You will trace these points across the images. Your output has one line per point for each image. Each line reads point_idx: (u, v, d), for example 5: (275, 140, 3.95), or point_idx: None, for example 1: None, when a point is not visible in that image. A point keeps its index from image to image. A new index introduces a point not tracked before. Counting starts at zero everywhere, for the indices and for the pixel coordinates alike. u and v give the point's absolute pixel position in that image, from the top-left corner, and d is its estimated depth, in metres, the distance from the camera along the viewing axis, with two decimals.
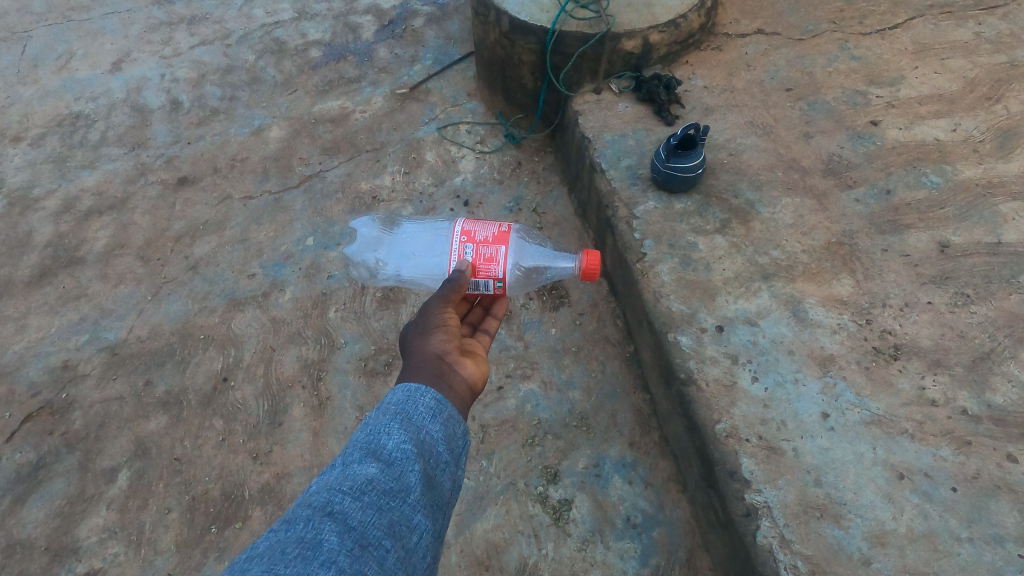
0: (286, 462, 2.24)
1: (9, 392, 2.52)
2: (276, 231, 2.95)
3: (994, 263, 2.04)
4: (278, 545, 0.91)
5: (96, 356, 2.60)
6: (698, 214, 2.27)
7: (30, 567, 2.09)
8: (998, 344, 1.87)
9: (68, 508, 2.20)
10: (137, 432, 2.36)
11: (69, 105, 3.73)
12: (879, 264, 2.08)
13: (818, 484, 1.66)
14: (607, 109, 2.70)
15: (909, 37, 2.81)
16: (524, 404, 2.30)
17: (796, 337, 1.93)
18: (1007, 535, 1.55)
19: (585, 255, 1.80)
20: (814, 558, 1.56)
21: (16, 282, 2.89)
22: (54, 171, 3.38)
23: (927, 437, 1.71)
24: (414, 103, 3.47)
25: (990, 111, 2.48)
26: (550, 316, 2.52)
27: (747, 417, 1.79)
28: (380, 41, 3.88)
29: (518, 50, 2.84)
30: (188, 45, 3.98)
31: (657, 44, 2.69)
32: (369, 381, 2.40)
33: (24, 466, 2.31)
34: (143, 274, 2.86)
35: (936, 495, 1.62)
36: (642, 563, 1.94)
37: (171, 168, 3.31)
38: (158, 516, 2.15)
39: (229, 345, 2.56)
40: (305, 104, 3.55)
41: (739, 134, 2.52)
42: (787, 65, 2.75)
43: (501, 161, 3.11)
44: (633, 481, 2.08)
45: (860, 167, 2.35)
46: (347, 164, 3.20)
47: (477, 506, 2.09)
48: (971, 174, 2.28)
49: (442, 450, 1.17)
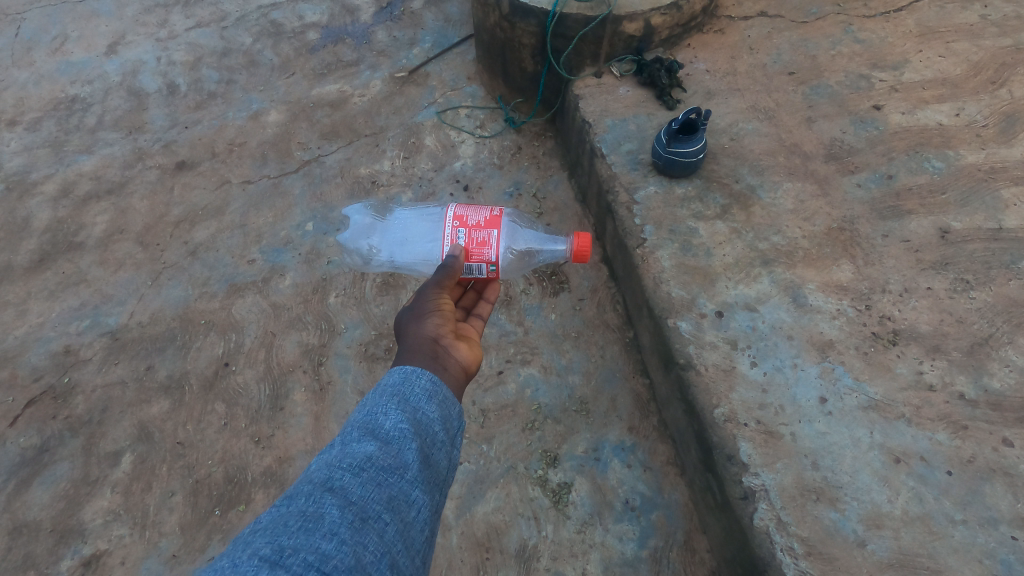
0: (288, 445, 2.26)
1: (11, 376, 2.53)
2: (276, 216, 2.94)
3: (994, 248, 2.04)
4: (280, 518, 0.92)
5: (97, 342, 2.60)
6: (699, 200, 2.26)
7: (36, 548, 2.11)
8: (997, 330, 1.88)
9: (73, 491, 2.22)
10: (140, 416, 2.38)
11: (65, 89, 3.69)
12: (879, 251, 2.08)
13: (816, 468, 1.68)
14: (609, 93, 2.68)
15: (913, 20, 2.78)
16: (523, 389, 2.31)
17: (795, 323, 1.93)
18: (1001, 517, 1.57)
19: (576, 237, 1.79)
20: (810, 540, 1.58)
21: (15, 267, 2.89)
22: (50, 156, 3.35)
23: (924, 421, 1.73)
24: (414, 86, 3.44)
25: (994, 96, 2.46)
26: (550, 301, 2.53)
27: (746, 402, 1.80)
28: (378, 24, 3.83)
29: (518, 32, 2.81)
30: (183, 28, 3.93)
31: (659, 26, 2.67)
32: (369, 366, 2.41)
33: (28, 450, 2.33)
34: (143, 260, 2.86)
35: (932, 478, 1.64)
36: (641, 544, 1.96)
37: (169, 152, 3.29)
38: (162, 499, 2.18)
39: (229, 330, 2.57)
40: (303, 88, 3.52)
41: (740, 119, 2.51)
42: (790, 48, 2.73)
43: (501, 145, 3.09)
44: (633, 464, 2.11)
45: (862, 152, 2.34)
46: (346, 149, 3.18)
47: (478, 489, 2.11)
48: (973, 159, 2.27)
49: (439, 430, 1.18)
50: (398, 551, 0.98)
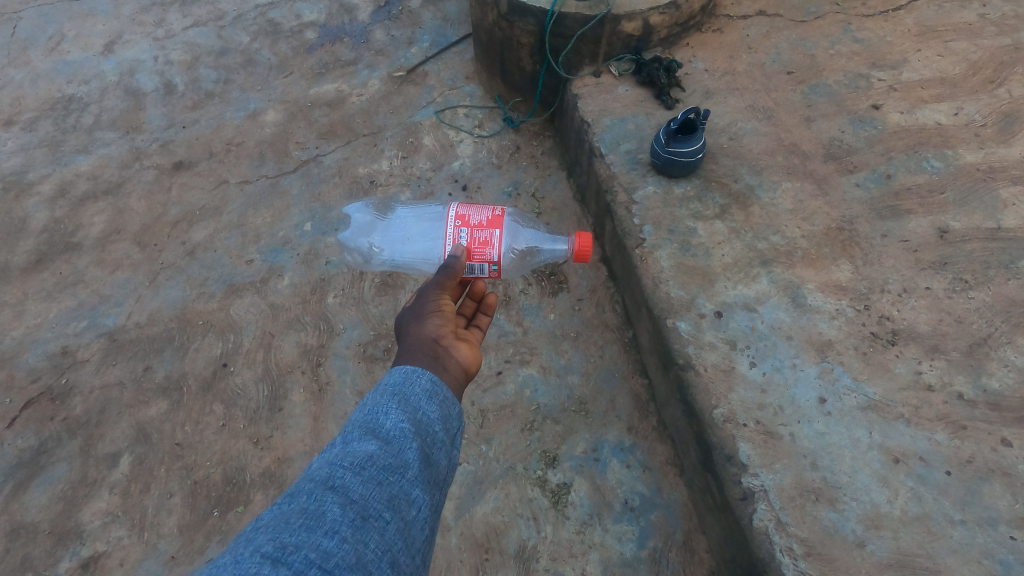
0: (287, 446, 2.25)
1: (8, 377, 2.52)
2: (274, 216, 2.93)
3: (993, 248, 2.04)
4: (282, 515, 0.92)
5: (95, 343, 2.60)
6: (698, 199, 2.26)
7: (34, 550, 2.10)
8: (995, 329, 1.88)
9: (71, 492, 2.21)
10: (138, 418, 2.37)
11: (62, 88, 3.67)
12: (878, 250, 2.08)
13: (815, 468, 1.68)
14: (607, 92, 2.68)
15: (912, 19, 2.78)
16: (522, 389, 2.31)
17: (794, 323, 1.93)
18: (1000, 517, 1.57)
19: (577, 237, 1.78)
20: (809, 540, 1.58)
21: (12, 268, 2.88)
22: (47, 156, 3.34)
23: (923, 421, 1.73)
24: (412, 85, 3.43)
25: (993, 95, 2.46)
26: (549, 301, 2.53)
27: (745, 402, 1.80)
28: (376, 23, 3.82)
29: (517, 32, 2.80)
30: (180, 27, 3.91)
31: (658, 26, 2.67)
32: (368, 367, 2.41)
33: (26, 451, 2.32)
34: (140, 260, 2.85)
35: (931, 478, 1.64)
36: (640, 545, 1.96)
37: (166, 152, 3.28)
38: (160, 500, 2.17)
39: (228, 331, 2.57)
40: (301, 87, 3.51)
41: (740, 118, 2.50)
42: (789, 47, 2.72)
43: (500, 145, 3.09)
44: (632, 464, 2.11)
45: (861, 152, 2.34)
46: (344, 149, 3.17)
47: (477, 490, 2.11)
48: (972, 158, 2.27)
49: (439, 429, 1.18)
50: (399, 550, 0.97)
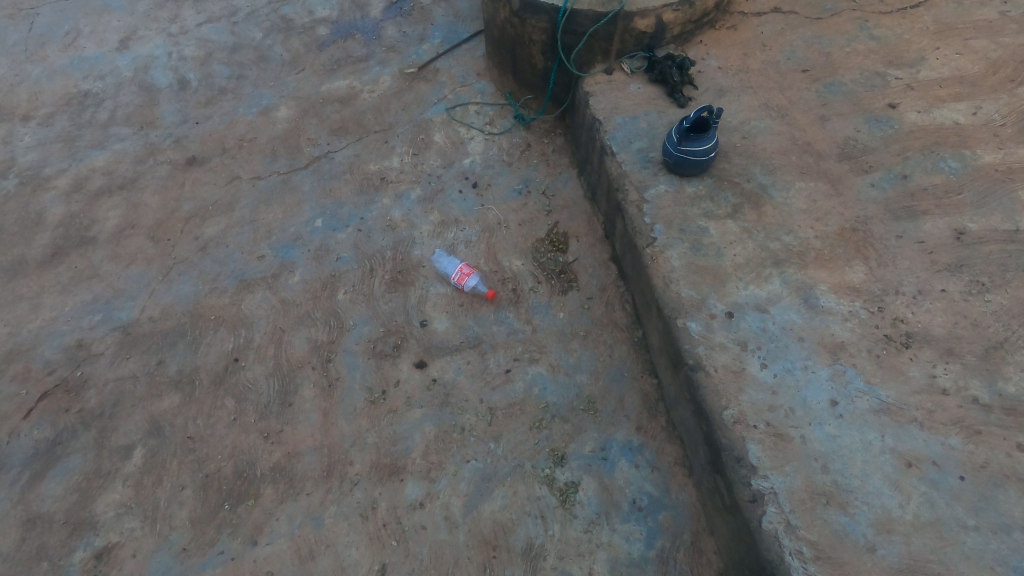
0: (297, 441, 2.27)
1: (25, 369, 2.56)
2: (286, 212, 2.95)
3: (1011, 250, 2.01)
4: None
5: (109, 336, 2.63)
6: (709, 199, 2.24)
7: (49, 540, 2.14)
8: (1012, 333, 1.85)
9: (85, 483, 2.25)
10: (151, 411, 2.40)
11: (77, 84, 3.71)
12: (892, 252, 2.05)
13: (826, 471, 1.67)
14: (619, 90, 2.66)
15: (931, 16, 2.73)
16: (530, 387, 2.30)
17: (806, 324, 1.92)
18: (1014, 524, 1.55)
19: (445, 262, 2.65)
20: (819, 544, 1.57)
21: (28, 262, 2.91)
22: (63, 151, 3.37)
23: (936, 425, 1.71)
24: (423, 82, 3.43)
25: (1013, 94, 2.42)
26: (559, 299, 2.52)
27: (755, 404, 1.79)
28: (388, 19, 3.81)
29: (529, 28, 2.79)
30: (194, 23, 3.94)
31: (670, 23, 2.66)
32: (378, 364, 2.42)
33: (42, 443, 2.36)
34: (154, 255, 2.88)
35: (944, 483, 1.62)
36: (648, 545, 1.96)
37: (180, 148, 3.31)
38: (173, 493, 2.20)
39: (240, 326, 2.59)
40: (313, 84, 3.52)
41: (753, 117, 2.48)
42: (804, 45, 2.69)
43: (511, 142, 3.08)
44: (640, 464, 2.11)
45: (876, 152, 2.31)
46: (355, 145, 3.18)
47: (485, 488, 2.11)
48: (990, 159, 2.24)
49: None
50: None
